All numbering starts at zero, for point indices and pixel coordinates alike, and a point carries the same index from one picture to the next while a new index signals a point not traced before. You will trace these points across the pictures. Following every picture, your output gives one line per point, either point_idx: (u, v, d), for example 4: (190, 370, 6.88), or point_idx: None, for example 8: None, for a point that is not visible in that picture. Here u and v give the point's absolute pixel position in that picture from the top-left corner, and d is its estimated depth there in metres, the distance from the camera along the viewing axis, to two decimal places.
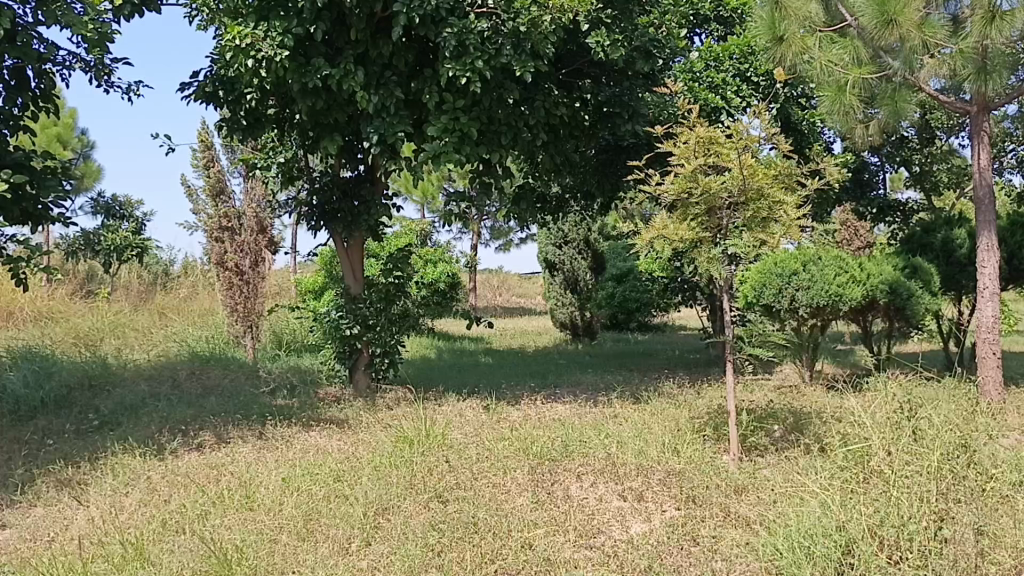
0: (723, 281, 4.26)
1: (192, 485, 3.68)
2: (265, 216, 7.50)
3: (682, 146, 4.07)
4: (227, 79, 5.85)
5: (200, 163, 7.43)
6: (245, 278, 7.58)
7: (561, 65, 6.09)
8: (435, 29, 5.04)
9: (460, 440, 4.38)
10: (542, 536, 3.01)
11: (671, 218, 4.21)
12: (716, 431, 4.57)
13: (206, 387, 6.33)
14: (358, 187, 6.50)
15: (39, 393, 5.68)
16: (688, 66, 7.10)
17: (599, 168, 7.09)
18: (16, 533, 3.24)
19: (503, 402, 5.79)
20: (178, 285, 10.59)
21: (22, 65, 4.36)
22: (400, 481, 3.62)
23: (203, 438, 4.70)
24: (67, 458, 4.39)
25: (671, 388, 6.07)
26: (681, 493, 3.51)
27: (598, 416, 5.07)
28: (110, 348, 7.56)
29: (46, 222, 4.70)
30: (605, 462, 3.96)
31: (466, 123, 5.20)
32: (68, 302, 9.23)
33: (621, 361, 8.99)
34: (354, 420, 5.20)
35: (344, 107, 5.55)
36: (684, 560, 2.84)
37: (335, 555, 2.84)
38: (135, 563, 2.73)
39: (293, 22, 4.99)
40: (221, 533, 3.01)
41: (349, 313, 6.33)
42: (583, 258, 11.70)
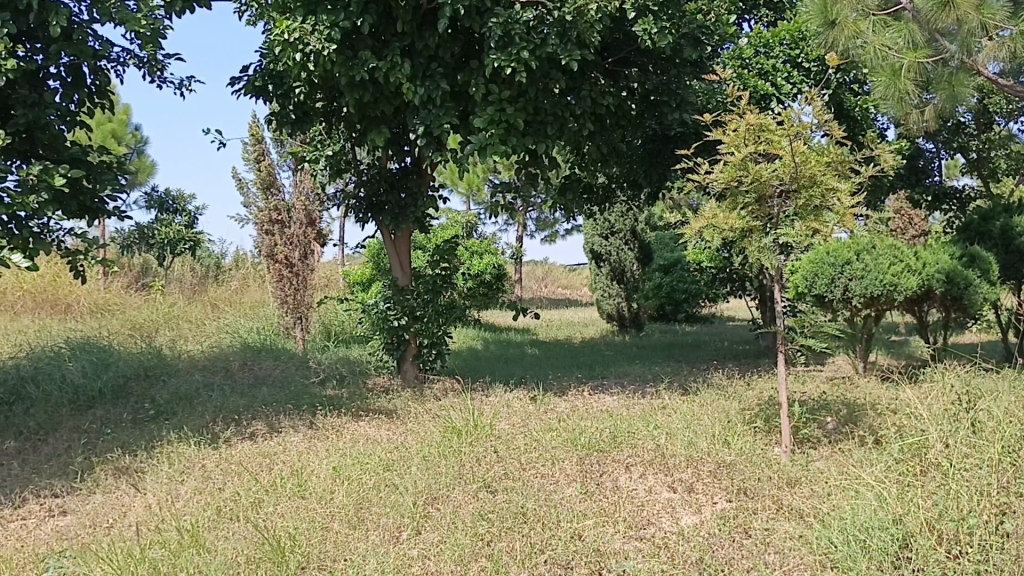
0: (774, 271, 4.18)
1: (246, 473, 3.74)
2: (314, 209, 7.62)
3: (730, 134, 4.01)
4: (277, 73, 5.96)
5: (251, 157, 7.53)
6: (294, 271, 7.63)
7: (607, 54, 6.05)
8: (481, 20, 5.04)
9: (507, 431, 4.39)
10: (591, 527, 2.99)
11: (721, 207, 4.18)
12: (767, 423, 4.51)
13: (258, 377, 6.43)
14: (404, 179, 6.53)
15: (97, 384, 5.82)
16: (737, 53, 7.04)
17: (646, 158, 7.04)
18: (77, 519, 3.33)
19: (551, 393, 5.78)
20: (230, 276, 10.77)
21: (78, 62, 4.45)
22: (449, 471, 3.64)
23: (256, 428, 4.78)
24: (125, 446, 4.50)
25: (720, 379, 6.02)
26: (732, 485, 3.47)
27: (646, 407, 5.04)
28: (165, 339, 7.72)
29: (103, 215, 4.81)
30: (654, 453, 3.93)
31: (512, 114, 5.19)
32: (124, 294, 9.45)
33: (667, 353, 8.93)
34: (402, 410, 5.24)
35: (390, 100, 5.58)
36: (736, 552, 2.81)
37: (386, 544, 2.86)
38: (191, 549, 2.78)
39: (340, 16, 5.00)
40: (274, 520, 3.05)
41: (396, 304, 6.37)
42: (630, 249, 11.54)
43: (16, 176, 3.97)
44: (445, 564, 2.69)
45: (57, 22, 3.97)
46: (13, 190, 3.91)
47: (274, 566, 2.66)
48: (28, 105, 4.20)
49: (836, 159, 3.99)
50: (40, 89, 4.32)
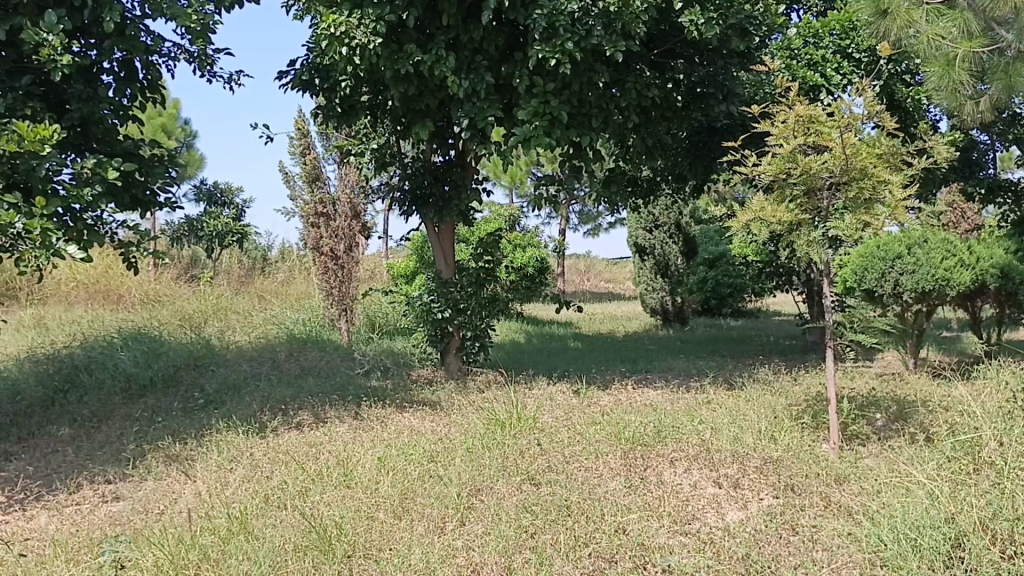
0: (824, 265, 4.12)
1: (293, 462, 3.79)
2: (360, 202, 7.69)
3: (779, 126, 3.94)
4: (323, 67, 6.00)
5: (297, 151, 7.61)
6: (339, 263, 7.77)
7: (653, 45, 6.00)
8: (525, 12, 5.01)
9: (551, 424, 4.39)
10: (636, 521, 2.98)
11: (769, 199, 4.13)
12: (815, 418, 4.45)
13: (304, 368, 6.51)
14: (448, 172, 6.54)
15: (148, 372, 5.94)
16: (786, 43, 6.98)
17: (692, 150, 6.98)
18: (129, 505, 3.40)
19: (594, 387, 5.77)
20: (277, 268, 10.91)
21: (131, 57, 4.53)
22: (492, 463, 3.65)
23: (303, 418, 4.84)
24: (175, 434, 4.58)
25: (766, 375, 5.96)
26: (779, 481, 3.43)
27: (690, 402, 5.01)
28: (213, 329, 7.86)
29: (155, 208, 4.91)
30: (699, 448, 3.90)
31: (556, 107, 5.16)
32: (174, 285, 9.63)
33: (712, 347, 8.87)
34: (446, 402, 5.27)
35: (435, 93, 5.60)
36: (783, 548, 2.78)
37: (430, 534, 2.88)
38: (239, 536, 2.83)
39: (386, 10, 5.02)
40: (320, 509, 3.09)
41: (440, 297, 6.40)
42: (674, 242, 11.51)
43: (71, 169, 4.04)
44: (490, 555, 2.70)
45: (111, 17, 4.03)
46: (68, 183, 3.98)
47: (321, 553, 2.70)
48: (82, 99, 4.28)
49: (888, 151, 3.91)
50: (94, 84, 4.41)
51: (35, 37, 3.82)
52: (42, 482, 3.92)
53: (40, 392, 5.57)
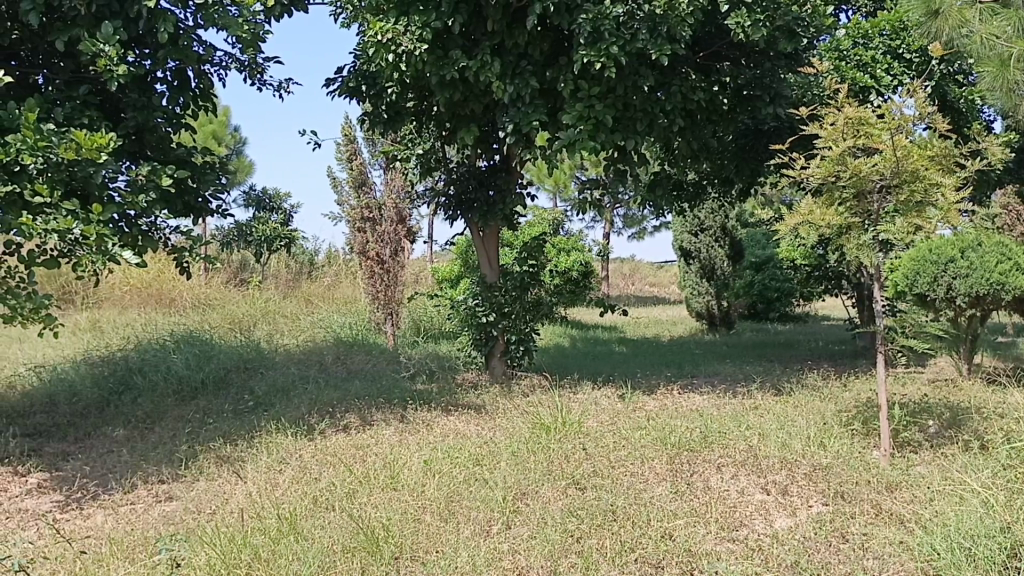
0: (874, 269, 4.04)
1: (341, 464, 3.84)
2: (405, 206, 7.71)
3: (828, 128, 3.90)
4: (370, 73, 6.07)
5: (344, 157, 7.72)
6: (386, 267, 7.85)
7: (699, 48, 5.97)
8: (570, 17, 5.02)
9: (596, 428, 4.38)
10: (683, 527, 2.97)
11: (817, 203, 4.08)
12: (865, 425, 4.37)
13: (350, 371, 6.58)
14: (493, 176, 6.56)
15: (200, 374, 6.06)
16: (835, 45, 6.88)
17: (738, 153, 6.93)
18: (182, 504, 3.47)
19: (639, 392, 5.74)
20: (324, 272, 11.05)
21: (184, 66, 4.61)
22: (538, 467, 3.66)
23: (350, 420, 4.90)
24: (226, 435, 4.66)
25: (815, 380, 5.87)
26: (829, 488, 3.39)
27: (737, 408, 4.96)
28: (262, 333, 7.98)
29: (206, 214, 5.00)
30: (747, 454, 3.87)
31: (601, 110, 5.16)
32: (223, 289, 9.81)
33: (758, 352, 8.76)
34: (491, 405, 5.29)
35: (479, 98, 5.63)
36: (833, 556, 2.75)
37: (476, 537, 2.90)
38: (289, 536, 2.88)
39: (432, 17, 5.07)
40: (368, 511, 3.12)
41: (484, 301, 6.43)
42: (720, 246, 11.34)
43: (127, 176, 4.14)
44: (536, 559, 2.71)
45: (165, 28, 4.11)
46: (124, 189, 4.09)
47: (369, 554, 2.73)
48: (137, 108, 4.38)
49: (940, 153, 3.84)
50: (148, 93, 4.50)
51: (92, 48, 3.93)
52: (98, 481, 4.02)
53: (96, 393, 5.72)
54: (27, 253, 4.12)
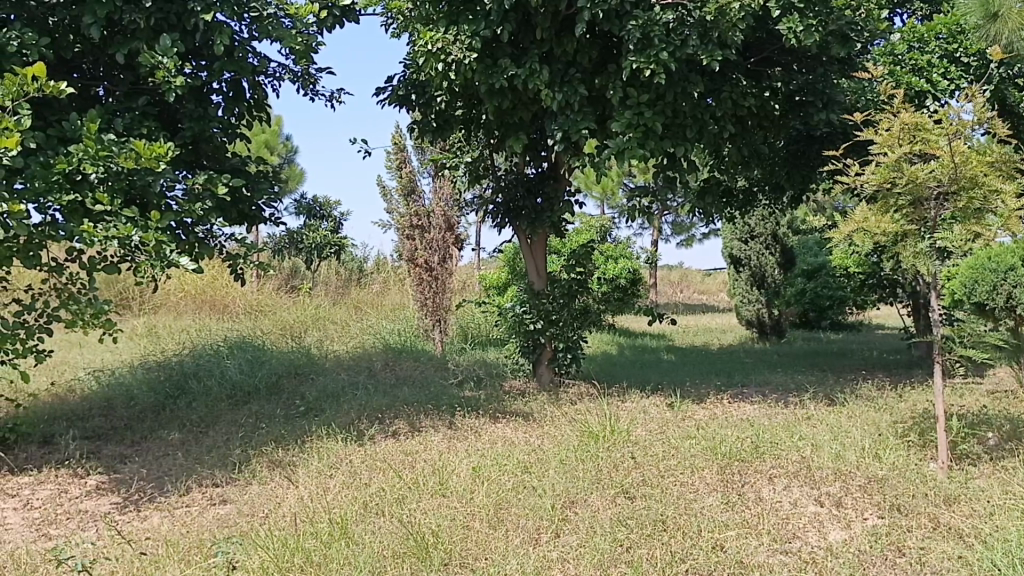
0: (931, 278, 3.95)
1: (390, 469, 3.87)
2: (453, 214, 7.77)
3: (883, 134, 3.84)
4: (419, 82, 6.15)
5: (393, 165, 7.80)
6: (434, 274, 7.90)
7: (750, 54, 5.93)
8: (620, 24, 5.00)
9: (645, 437, 4.35)
10: (734, 538, 2.93)
11: (872, 210, 4.02)
12: (921, 436, 4.27)
13: (399, 378, 6.63)
14: (541, 184, 6.57)
15: (253, 380, 6.16)
16: (889, 49, 6.77)
17: (790, 159, 6.86)
18: (237, 507, 3.53)
19: (689, 400, 5.70)
20: (373, 279, 11.16)
21: (239, 77, 4.70)
22: (586, 475, 3.65)
23: (399, 426, 4.94)
24: (278, 440, 4.74)
25: (869, 391, 5.76)
26: (884, 500, 3.32)
27: (789, 417, 4.89)
28: (313, 339, 8.09)
29: (259, 222, 5.09)
30: (799, 465, 3.81)
31: (650, 118, 5.13)
32: (275, 295, 9.96)
33: (810, 362, 8.63)
34: (539, 413, 5.29)
35: (528, 106, 5.64)
36: (889, 571, 2.69)
37: (526, 545, 2.90)
38: (341, 541, 2.91)
39: (481, 25, 5.10)
40: (417, 517, 3.14)
41: (532, 308, 6.42)
42: (771, 254, 11.25)
43: (184, 184, 4.21)
44: (585, 568, 2.70)
45: (221, 40, 4.18)
46: (181, 198, 4.17)
47: (418, 561, 2.75)
48: (193, 118, 4.48)
49: (1000, 159, 3.75)
50: (205, 104, 4.60)
51: (152, 60, 4.02)
52: (155, 484, 4.11)
53: (153, 397, 5.85)
54: (88, 260, 4.22)
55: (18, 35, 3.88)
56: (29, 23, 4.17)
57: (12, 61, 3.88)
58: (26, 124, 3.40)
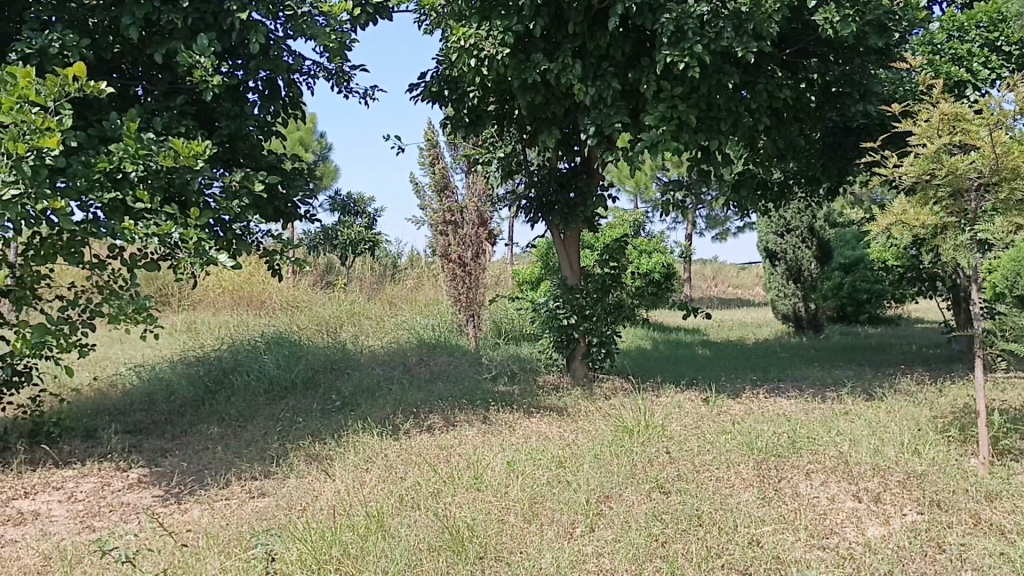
0: (971, 271, 3.89)
1: (425, 464, 3.90)
2: (486, 210, 7.79)
3: (922, 125, 3.77)
4: (452, 79, 6.17)
5: (426, 161, 7.85)
6: (467, 269, 7.93)
7: (785, 45, 5.87)
8: (653, 17, 4.97)
9: (680, 432, 4.34)
10: (771, 533, 2.91)
11: (911, 202, 3.96)
12: (962, 431, 4.21)
13: (433, 373, 6.66)
14: (574, 179, 6.56)
15: (290, 375, 6.23)
16: (928, 38, 6.66)
17: (825, 152, 6.78)
18: (275, 500, 3.58)
19: (724, 395, 5.66)
20: (407, 274, 11.22)
21: (275, 76, 4.74)
22: (621, 470, 3.65)
23: (433, 421, 4.97)
24: (315, 434, 4.79)
25: (908, 385, 5.68)
26: (924, 496, 3.28)
27: (826, 412, 4.85)
28: (348, 334, 8.16)
29: (295, 219, 5.14)
30: (837, 460, 3.77)
31: (684, 110, 5.09)
32: (310, 291, 10.05)
33: (848, 356, 8.53)
34: (573, 408, 5.29)
35: (561, 101, 5.62)
36: (928, 567, 2.66)
37: (560, 539, 2.91)
38: (378, 534, 2.94)
39: (513, 20, 5.09)
40: (453, 510, 3.17)
41: (566, 303, 6.42)
42: (807, 248, 11.10)
43: (221, 182, 4.26)
44: (620, 562, 2.70)
45: (256, 39, 4.22)
46: (218, 195, 4.21)
47: (454, 554, 2.77)
48: (230, 117, 4.54)
49: None
50: (241, 103, 4.65)
51: (189, 60, 4.07)
52: (195, 477, 4.18)
53: (192, 393, 5.95)
54: (129, 257, 4.29)
55: (58, 37, 3.95)
56: (70, 25, 4.24)
57: (53, 63, 3.95)
58: (68, 124, 3.47)
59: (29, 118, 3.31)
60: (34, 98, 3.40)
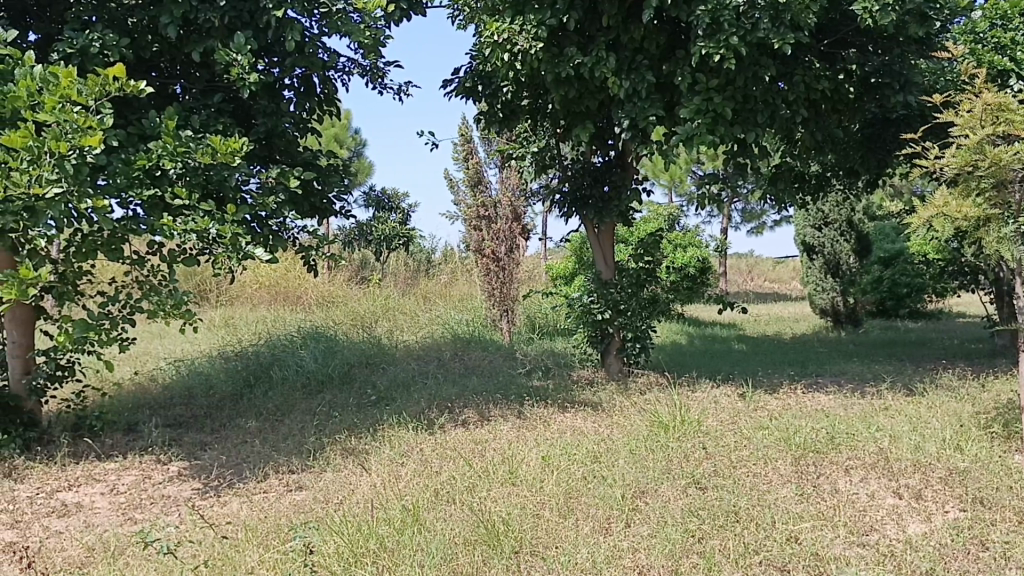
0: (1015, 264, 3.81)
1: (461, 458, 3.91)
2: (520, 205, 7.83)
3: (964, 116, 3.72)
4: (485, 73, 6.17)
5: (460, 156, 7.86)
6: (501, 264, 7.94)
7: (823, 36, 5.79)
8: (688, 9, 4.93)
9: (716, 427, 4.31)
10: (809, 530, 2.89)
11: (953, 194, 3.89)
12: (1006, 428, 4.13)
13: (468, 368, 6.68)
14: (608, 173, 6.52)
15: (326, 369, 6.28)
16: (971, 26, 6.54)
17: (865, 143, 6.67)
18: (312, 494, 3.61)
19: (761, 390, 5.61)
20: (441, 270, 11.26)
21: (310, 72, 4.77)
22: (657, 466, 3.63)
23: (468, 415, 4.99)
24: (351, 428, 4.83)
25: (950, 380, 5.58)
26: (966, 493, 3.22)
27: (866, 408, 4.78)
28: (383, 329, 8.21)
29: (330, 215, 5.17)
30: (877, 457, 3.72)
31: (720, 103, 5.03)
32: (346, 286, 10.13)
33: (888, 351, 8.40)
34: (608, 403, 5.27)
35: (595, 95, 5.59)
36: (971, 565, 2.62)
37: (596, 534, 2.91)
38: (413, 528, 2.95)
39: (547, 14, 5.07)
40: (488, 505, 3.17)
41: (600, 298, 6.39)
42: (845, 241, 11.01)
43: (257, 178, 4.31)
44: (656, 557, 2.69)
45: (292, 36, 4.25)
46: (255, 192, 4.25)
47: (489, 548, 2.78)
48: (266, 114, 4.58)
49: None
50: (277, 100, 4.69)
51: (226, 58, 4.10)
52: (234, 471, 4.23)
53: (230, 387, 6.02)
54: (168, 253, 4.35)
55: (99, 37, 4.02)
56: (109, 25, 4.31)
57: (94, 62, 4.02)
58: (108, 123, 3.51)
59: (71, 118, 3.36)
60: (76, 97, 3.44)
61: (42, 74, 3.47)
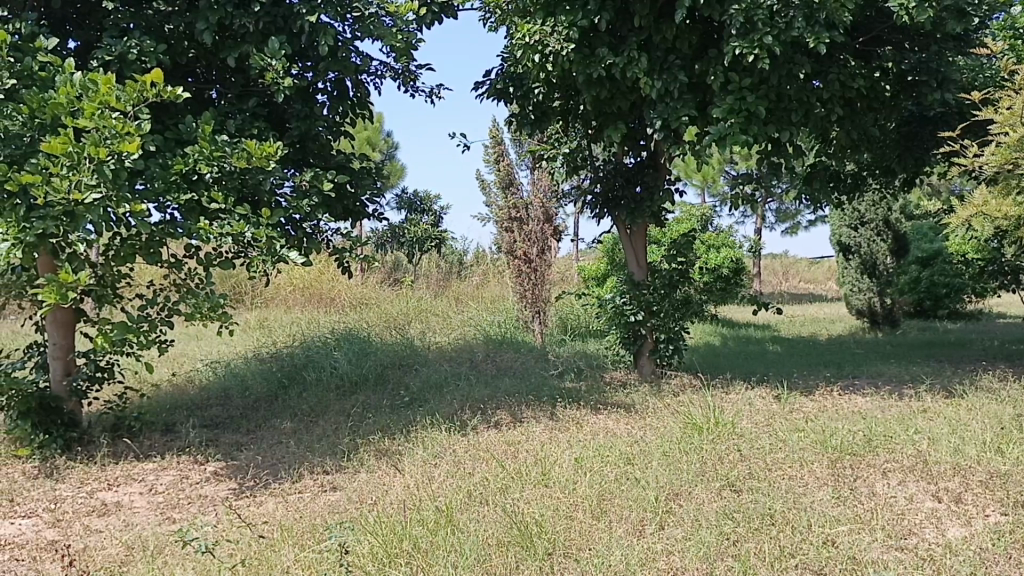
0: None
1: (494, 459, 3.92)
2: (552, 206, 7.82)
3: (1004, 113, 3.66)
4: (517, 75, 6.18)
5: (491, 158, 7.87)
6: (533, 265, 7.94)
7: (858, 33, 5.72)
8: (721, 8, 4.89)
9: (750, 429, 4.27)
10: (846, 533, 2.85)
11: (993, 192, 3.83)
12: None
13: (500, 369, 6.69)
14: (640, 173, 6.50)
15: (359, 371, 6.32)
16: (1010, 22, 6.43)
17: (902, 142, 6.57)
18: (346, 494, 3.64)
19: (795, 392, 5.55)
20: (473, 271, 11.28)
21: (343, 76, 4.80)
22: (692, 468, 3.60)
23: (501, 417, 4.99)
24: (384, 429, 4.86)
25: (990, 382, 5.48)
26: (1008, 496, 3.17)
27: (904, 410, 4.71)
28: (416, 331, 8.25)
29: (363, 218, 5.20)
30: (915, 459, 3.66)
31: (753, 102, 5.00)
32: (378, 288, 10.19)
33: (927, 352, 8.26)
34: (641, 404, 5.24)
35: (627, 95, 5.57)
36: (1013, 569, 2.57)
37: (629, 536, 2.90)
38: (446, 529, 2.96)
39: (578, 15, 5.05)
40: (521, 506, 3.17)
41: (632, 299, 6.37)
42: (882, 241, 10.78)
43: (292, 182, 4.34)
44: (690, 560, 2.68)
45: (326, 41, 4.30)
46: (289, 195, 4.29)
47: (522, 549, 2.78)
48: (300, 118, 4.62)
49: None
50: (311, 103, 4.73)
51: (261, 63, 4.15)
52: (269, 471, 4.27)
53: (265, 388, 6.09)
54: (204, 256, 4.40)
55: (137, 44, 4.09)
56: (147, 32, 4.37)
57: (132, 68, 4.08)
58: (146, 128, 3.56)
59: (109, 124, 3.44)
60: (114, 103, 3.51)
61: (81, 81, 3.54)
